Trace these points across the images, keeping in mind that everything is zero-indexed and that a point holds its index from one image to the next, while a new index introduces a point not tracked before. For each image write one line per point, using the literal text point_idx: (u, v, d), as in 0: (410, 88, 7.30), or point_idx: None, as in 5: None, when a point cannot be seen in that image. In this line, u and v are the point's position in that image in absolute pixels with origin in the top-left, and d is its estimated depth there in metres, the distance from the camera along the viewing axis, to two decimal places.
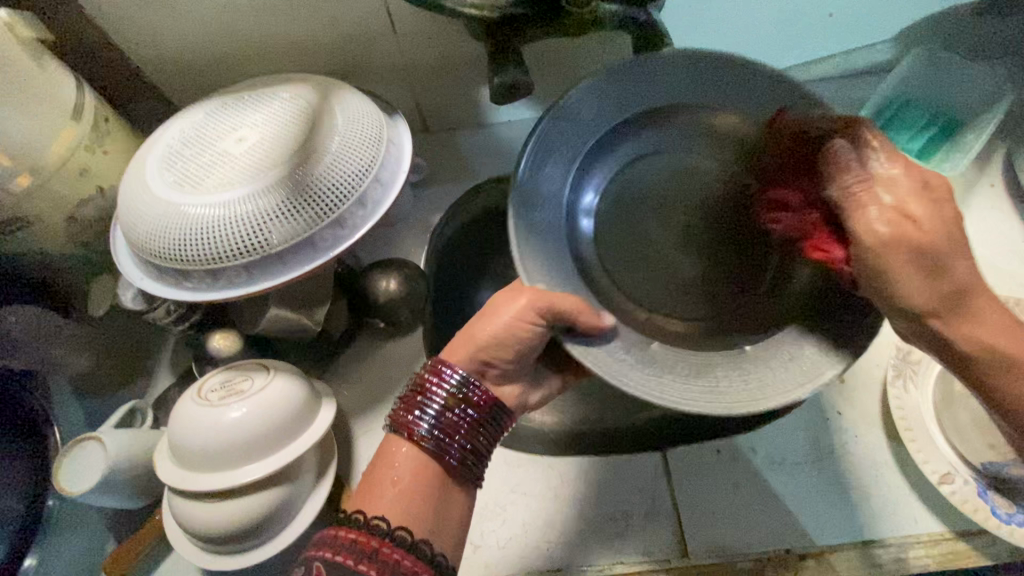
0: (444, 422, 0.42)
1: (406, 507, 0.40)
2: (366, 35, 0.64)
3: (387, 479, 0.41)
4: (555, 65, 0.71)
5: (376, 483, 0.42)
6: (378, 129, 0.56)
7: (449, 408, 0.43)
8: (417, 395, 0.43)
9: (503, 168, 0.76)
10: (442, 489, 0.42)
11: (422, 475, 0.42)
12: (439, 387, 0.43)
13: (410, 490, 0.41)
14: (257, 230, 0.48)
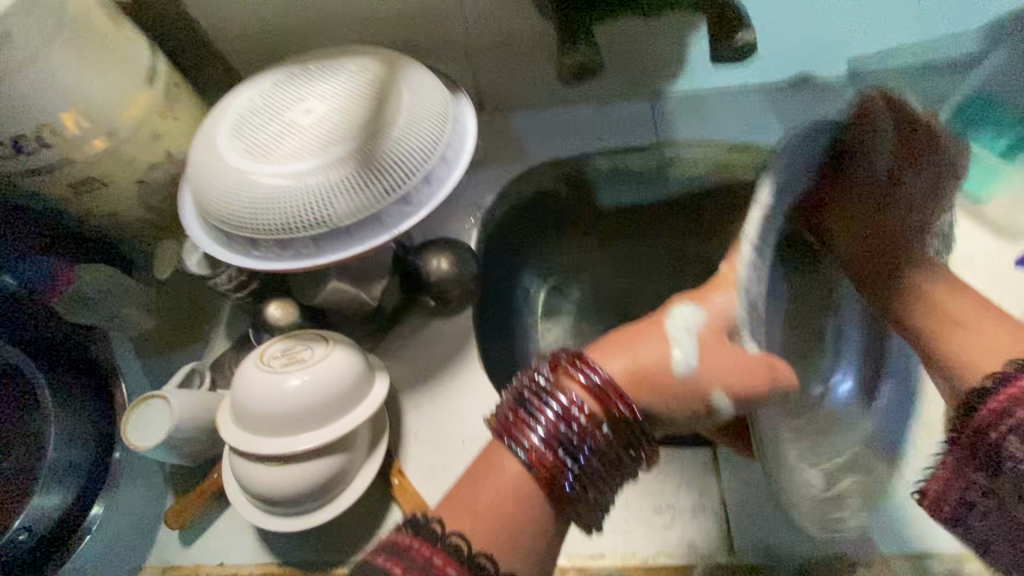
0: (566, 441, 0.38)
1: (508, 510, 0.37)
2: (432, 8, 0.63)
3: (486, 486, 0.38)
4: (619, 47, 0.69)
5: (476, 488, 0.38)
6: (445, 106, 0.56)
7: (573, 421, 0.38)
8: (540, 400, 0.39)
9: (558, 151, 0.75)
10: (537, 507, 0.38)
11: (521, 493, 0.38)
12: (561, 399, 0.38)
13: (510, 509, 0.37)
14: (326, 202, 0.49)
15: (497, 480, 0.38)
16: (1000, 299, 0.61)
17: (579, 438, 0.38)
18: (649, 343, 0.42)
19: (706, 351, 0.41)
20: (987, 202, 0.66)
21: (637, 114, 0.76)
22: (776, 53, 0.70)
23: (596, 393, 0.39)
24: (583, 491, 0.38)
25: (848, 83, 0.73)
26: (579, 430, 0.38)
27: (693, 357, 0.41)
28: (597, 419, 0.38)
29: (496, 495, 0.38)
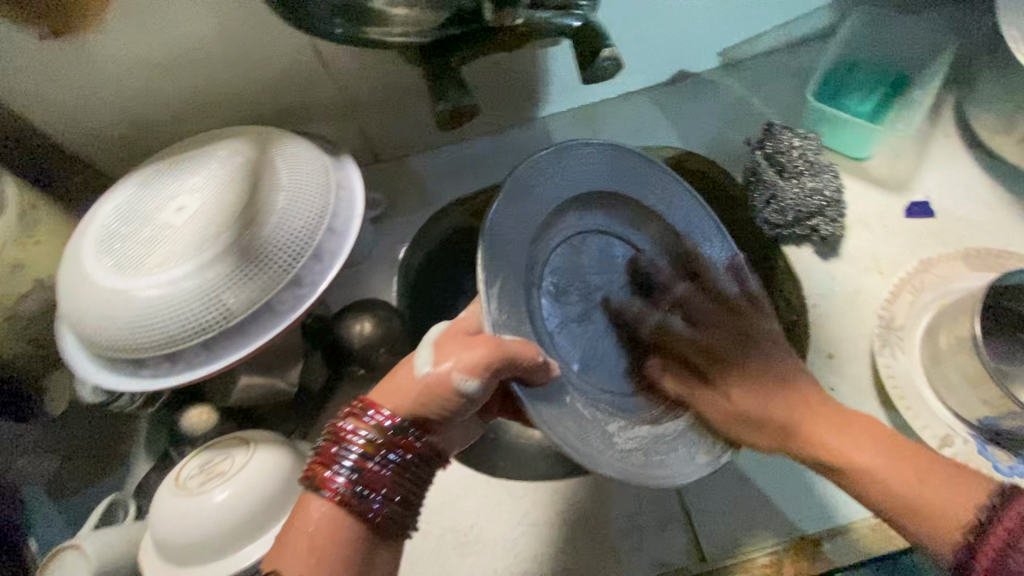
0: (367, 473, 0.40)
1: (319, 548, 0.38)
2: (299, 76, 0.61)
3: (292, 536, 0.39)
4: (500, 78, 0.69)
5: (287, 533, 0.39)
6: (324, 176, 0.54)
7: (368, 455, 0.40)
8: (335, 444, 0.40)
9: (464, 188, 0.75)
10: (357, 535, 0.39)
11: (331, 529, 0.39)
12: (355, 438, 0.40)
13: (317, 545, 0.38)
14: (210, 304, 0.46)
15: (315, 517, 0.39)
16: (899, 250, 0.64)
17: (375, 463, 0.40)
18: (429, 360, 0.42)
19: (442, 350, 0.42)
20: (868, 161, 0.69)
21: (534, 138, 0.76)
22: (650, 56, 0.72)
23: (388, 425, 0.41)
24: (395, 512, 0.40)
25: (723, 71, 0.76)
26: (372, 454, 0.40)
27: (430, 360, 0.42)
28: (388, 449, 0.41)
29: (312, 533, 0.38)
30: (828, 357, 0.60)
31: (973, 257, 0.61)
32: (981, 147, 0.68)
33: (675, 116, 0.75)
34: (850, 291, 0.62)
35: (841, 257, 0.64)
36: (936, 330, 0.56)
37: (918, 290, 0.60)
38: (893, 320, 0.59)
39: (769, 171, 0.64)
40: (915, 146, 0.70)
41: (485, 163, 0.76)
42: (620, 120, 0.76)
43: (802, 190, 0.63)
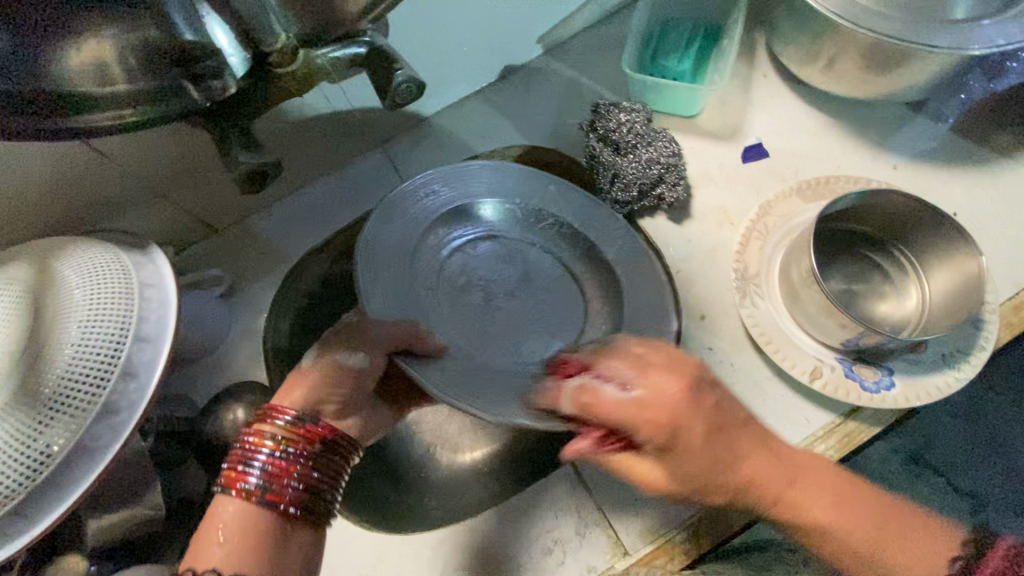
0: (282, 467, 0.43)
1: (243, 536, 0.41)
2: (77, 177, 0.54)
3: (206, 541, 0.40)
4: (316, 121, 0.64)
5: (202, 540, 0.40)
6: (125, 277, 0.48)
7: (286, 448, 0.43)
8: (245, 446, 0.43)
9: (315, 238, 0.70)
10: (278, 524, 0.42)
11: (248, 525, 0.41)
12: (262, 442, 0.43)
13: (236, 541, 0.40)
14: (11, 466, 0.40)
15: (235, 508, 0.42)
16: (743, 197, 0.65)
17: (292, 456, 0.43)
18: (309, 360, 0.49)
19: (324, 351, 0.49)
20: (699, 116, 0.70)
21: (376, 169, 0.73)
22: (469, 60, 0.70)
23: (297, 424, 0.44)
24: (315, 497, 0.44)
25: (548, 57, 0.75)
26: (279, 448, 0.43)
27: (314, 360, 0.48)
28: (297, 444, 0.44)
29: (230, 524, 0.41)
30: (701, 319, 0.60)
31: (807, 189, 0.63)
32: (796, 78, 0.71)
33: (512, 114, 0.73)
34: (707, 249, 0.63)
35: (693, 217, 0.65)
36: (788, 267, 0.58)
37: (766, 233, 0.62)
38: (750, 269, 0.61)
39: (606, 153, 0.64)
40: (740, 91, 0.71)
41: (331, 206, 0.71)
42: (460, 128, 0.73)
43: (640, 163, 0.63)
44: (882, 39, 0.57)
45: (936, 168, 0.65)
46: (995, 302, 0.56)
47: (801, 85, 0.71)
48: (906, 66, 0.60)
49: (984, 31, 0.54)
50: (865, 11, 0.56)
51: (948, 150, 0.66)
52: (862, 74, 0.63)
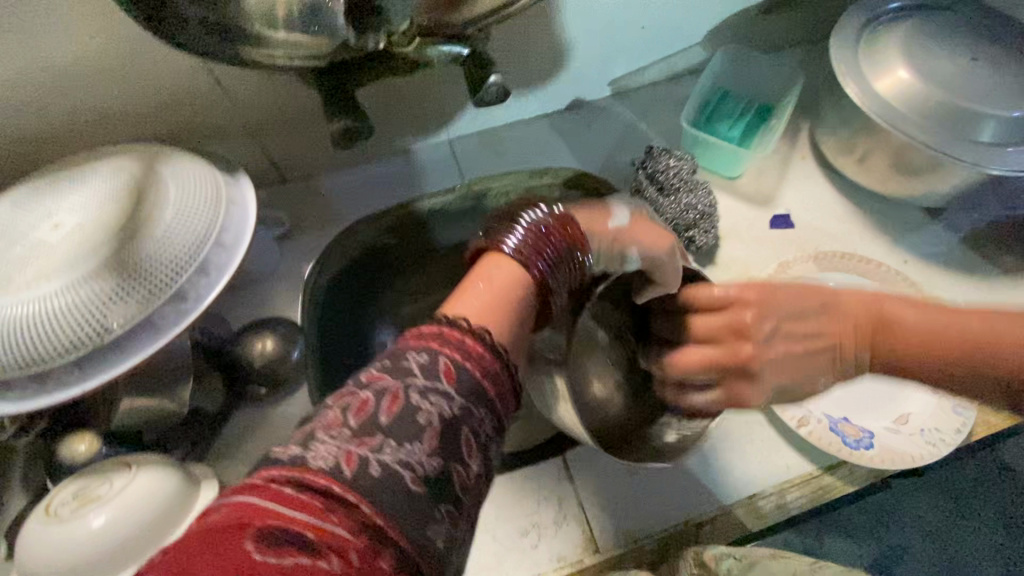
0: (528, 266, 0.42)
1: (497, 300, 0.39)
2: (193, 98, 0.62)
3: (474, 289, 0.40)
4: (401, 105, 0.73)
5: (469, 289, 0.40)
6: (214, 192, 0.54)
7: (544, 241, 0.43)
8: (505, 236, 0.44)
9: (369, 208, 0.77)
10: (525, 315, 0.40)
11: (505, 290, 0.40)
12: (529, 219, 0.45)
13: (492, 296, 0.39)
14: (88, 320, 0.45)
15: (485, 284, 0.40)
16: (765, 256, 0.71)
17: (536, 246, 0.43)
18: (618, 217, 0.55)
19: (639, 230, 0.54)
20: (738, 179, 0.77)
21: (437, 161, 0.80)
22: (547, 83, 0.79)
23: (554, 220, 0.46)
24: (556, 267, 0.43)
25: (614, 99, 0.85)
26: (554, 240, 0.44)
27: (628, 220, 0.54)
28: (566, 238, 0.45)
29: (482, 303, 0.39)
30: None
31: (822, 259, 0.69)
32: (831, 166, 0.79)
33: (572, 141, 0.82)
34: None
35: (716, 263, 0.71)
36: None
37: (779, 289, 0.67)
38: None
39: (649, 190, 0.71)
40: (779, 165, 0.79)
41: (390, 181, 0.79)
42: (524, 141, 0.82)
43: (678, 205, 0.70)
44: (911, 144, 0.65)
45: (943, 271, 0.71)
46: (977, 396, 0.60)
47: (834, 172, 0.78)
48: (929, 174, 0.67)
49: (999, 156, 0.63)
50: (905, 118, 0.65)
51: (955, 255, 0.72)
52: (890, 172, 0.71)
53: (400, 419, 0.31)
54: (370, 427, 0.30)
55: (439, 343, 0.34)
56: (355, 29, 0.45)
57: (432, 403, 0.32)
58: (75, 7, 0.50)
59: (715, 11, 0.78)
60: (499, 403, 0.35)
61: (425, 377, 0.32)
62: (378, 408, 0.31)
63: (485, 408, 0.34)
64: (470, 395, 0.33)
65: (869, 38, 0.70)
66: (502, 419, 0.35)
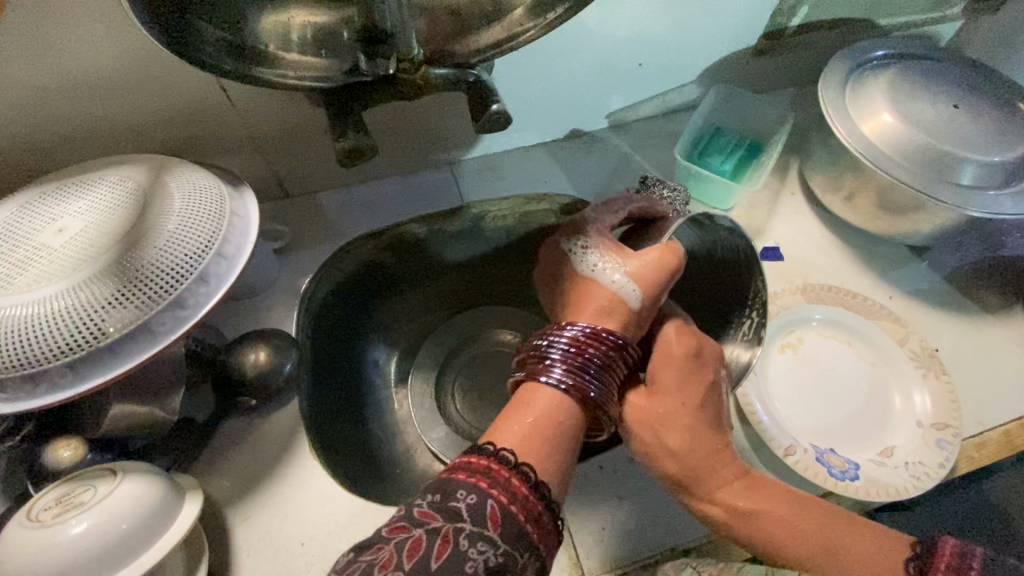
0: (571, 390, 0.44)
1: (545, 432, 0.42)
2: (204, 111, 0.64)
3: (526, 412, 0.43)
4: (405, 126, 0.75)
5: (515, 415, 0.43)
6: (218, 204, 0.55)
7: (576, 361, 0.45)
8: (540, 349, 0.47)
9: (369, 225, 0.78)
10: (573, 442, 0.43)
11: (555, 421, 0.42)
12: (560, 333, 0.47)
13: (540, 429, 0.42)
14: (87, 323, 0.45)
15: (532, 417, 0.42)
16: None
17: (576, 364, 0.45)
18: (608, 273, 0.53)
19: (636, 276, 0.53)
20: (729, 212, 0.80)
21: (439, 182, 0.82)
22: (547, 114, 0.82)
23: (583, 332, 0.47)
24: (603, 386, 0.45)
25: (611, 131, 0.88)
26: (588, 351, 0.46)
27: (623, 274, 0.53)
28: (601, 347, 0.46)
29: (528, 437, 0.41)
30: None
31: (810, 291, 0.71)
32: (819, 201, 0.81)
33: (569, 168, 0.85)
34: None
35: None
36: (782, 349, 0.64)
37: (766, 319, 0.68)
38: None
39: None
40: (769, 199, 0.81)
41: (390, 201, 0.80)
42: (523, 166, 0.85)
43: None
44: (896, 185, 0.67)
45: (927, 307, 0.73)
46: (960, 432, 0.60)
47: (822, 208, 0.81)
48: (913, 214, 0.70)
49: (978, 199, 0.65)
50: (887, 158, 0.67)
51: (938, 292, 0.74)
52: (875, 210, 0.73)
53: (449, 567, 0.33)
54: (421, 571, 0.33)
55: (480, 481, 0.37)
56: (366, 55, 0.49)
57: (480, 552, 0.34)
58: (97, 22, 0.52)
59: (710, 51, 0.82)
60: (542, 548, 0.37)
61: (473, 522, 0.35)
62: (429, 553, 0.34)
63: (529, 555, 0.36)
64: (516, 541, 0.36)
65: (854, 83, 0.74)
66: (543, 564, 0.37)
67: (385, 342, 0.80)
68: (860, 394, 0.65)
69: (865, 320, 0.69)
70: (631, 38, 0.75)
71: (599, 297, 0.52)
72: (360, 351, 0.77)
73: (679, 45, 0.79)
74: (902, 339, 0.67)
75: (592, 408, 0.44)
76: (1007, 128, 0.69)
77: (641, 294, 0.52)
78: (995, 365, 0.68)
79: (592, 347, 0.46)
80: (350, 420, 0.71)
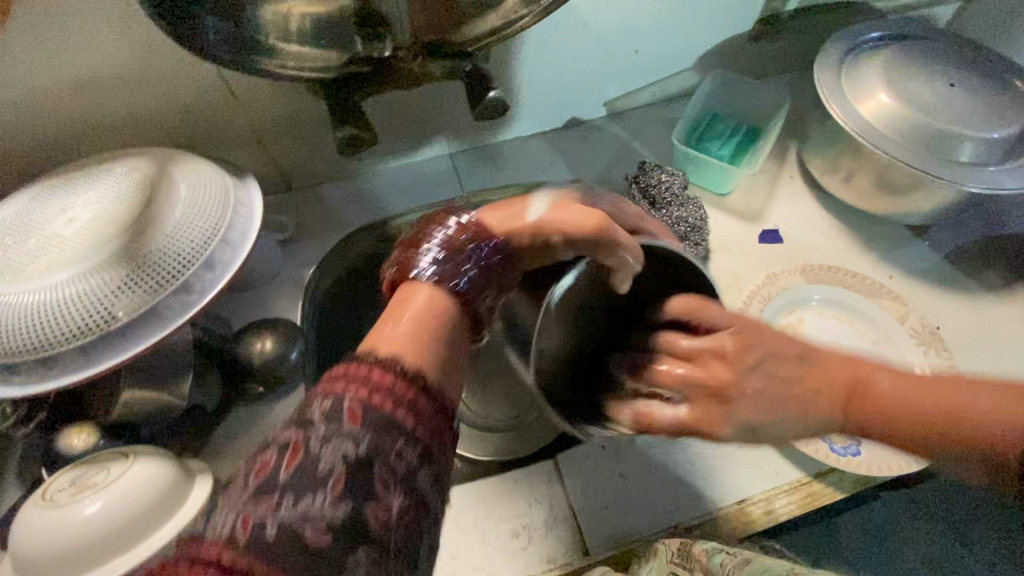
0: (444, 280, 0.38)
1: (423, 327, 0.36)
2: (207, 106, 0.65)
3: (404, 310, 0.37)
4: (403, 118, 0.76)
5: (393, 318, 0.36)
6: (222, 192, 0.56)
7: (464, 262, 0.40)
8: (410, 254, 0.41)
9: (372, 216, 0.79)
10: (453, 315, 0.38)
11: (436, 299, 0.37)
12: (435, 232, 0.41)
13: (423, 322, 0.36)
14: (98, 308, 0.47)
15: (404, 312, 0.36)
16: (755, 270, 0.73)
17: (456, 266, 0.39)
18: (528, 205, 0.46)
19: (557, 210, 0.44)
20: (728, 196, 0.80)
21: (440, 173, 0.83)
22: (545, 102, 0.83)
23: (477, 246, 0.41)
24: (481, 282, 0.39)
25: (609, 119, 0.89)
26: (480, 262, 0.40)
27: (541, 209, 0.45)
28: (481, 244, 0.41)
29: (399, 331, 0.35)
30: None
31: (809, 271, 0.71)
32: (817, 184, 0.82)
33: (568, 157, 0.85)
34: None
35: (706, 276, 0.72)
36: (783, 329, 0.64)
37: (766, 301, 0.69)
38: None
39: (643, 204, 0.73)
40: (767, 183, 0.82)
41: (393, 193, 0.82)
42: (521, 156, 0.86)
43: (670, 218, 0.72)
44: (894, 164, 0.67)
45: (927, 285, 0.73)
46: None
47: (821, 190, 0.81)
48: (911, 192, 0.70)
49: (974, 175, 0.65)
50: (885, 138, 0.68)
51: (939, 271, 0.74)
52: (873, 191, 0.73)
53: (303, 472, 0.29)
54: (267, 488, 0.28)
55: (351, 384, 0.31)
56: (364, 40, 0.51)
57: (335, 446, 0.29)
58: (102, 20, 0.54)
59: (705, 38, 0.83)
60: (419, 427, 0.31)
61: (326, 420, 0.30)
62: (279, 463, 0.29)
63: (401, 440, 0.30)
64: (376, 429, 0.30)
65: (850, 65, 0.74)
66: (427, 455, 0.31)
67: None
68: None
69: (865, 299, 0.69)
70: (626, 26, 0.76)
71: (500, 215, 0.45)
72: (368, 343, 0.78)
73: (674, 32, 0.80)
74: (902, 317, 0.68)
75: (464, 293, 0.38)
76: (1004, 105, 0.69)
77: (550, 222, 0.43)
78: (997, 342, 0.68)
79: (460, 256, 0.40)
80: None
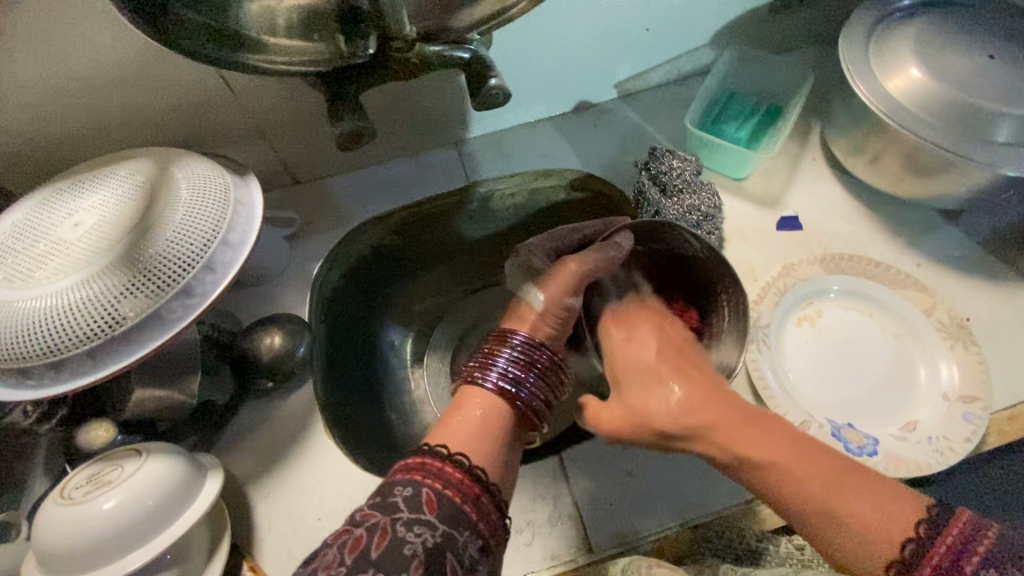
0: (504, 392, 0.46)
1: (484, 434, 0.43)
2: (208, 103, 0.65)
3: (466, 415, 0.44)
4: (407, 109, 0.75)
5: (456, 416, 0.45)
6: (223, 192, 0.56)
7: (517, 370, 0.47)
8: (485, 360, 0.48)
9: (377, 209, 0.78)
10: (511, 429, 0.45)
11: (496, 412, 0.45)
12: (504, 348, 0.48)
13: (487, 426, 0.44)
14: (103, 313, 0.48)
15: (464, 416, 0.44)
16: (772, 260, 0.70)
17: (514, 376, 0.46)
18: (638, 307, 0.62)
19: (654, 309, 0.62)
20: (745, 181, 0.76)
21: (446, 163, 0.82)
22: (552, 87, 0.80)
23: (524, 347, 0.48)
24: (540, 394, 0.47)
25: (620, 102, 0.86)
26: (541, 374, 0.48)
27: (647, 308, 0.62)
28: (538, 360, 0.48)
29: (464, 434, 0.43)
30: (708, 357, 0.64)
31: (830, 261, 0.68)
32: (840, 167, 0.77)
33: (577, 142, 0.83)
34: None
35: None
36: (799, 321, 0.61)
37: (782, 292, 0.66)
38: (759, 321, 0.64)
39: (653, 191, 0.71)
40: (787, 166, 0.77)
41: (397, 184, 0.80)
42: (528, 143, 0.83)
43: (682, 207, 0.69)
44: (924, 145, 0.63)
45: (957, 275, 0.69)
46: (989, 405, 0.58)
47: (845, 173, 0.77)
48: (943, 176, 0.65)
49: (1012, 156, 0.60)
50: (914, 118, 0.63)
51: (971, 260, 0.70)
52: (901, 174, 0.69)
53: (391, 553, 0.35)
54: (361, 563, 0.34)
55: (428, 477, 0.39)
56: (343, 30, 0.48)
57: (416, 535, 0.36)
58: (96, 20, 0.53)
59: (721, 12, 0.78)
60: (482, 526, 0.39)
61: (410, 510, 0.37)
62: (370, 544, 0.35)
63: (467, 531, 0.38)
64: (450, 520, 0.37)
65: (879, 38, 0.69)
66: (484, 540, 0.39)
67: (399, 322, 0.80)
68: (883, 366, 0.63)
69: (889, 290, 0.66)
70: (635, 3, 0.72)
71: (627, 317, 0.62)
72: (374, 333, 0.78)
73: (688, 7, 0.75)
74: (929, 309, 0.64)
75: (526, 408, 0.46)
76: None
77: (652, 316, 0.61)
78: None
79: (525, 366, 0.47)
80: (365, 402, 0.73)
